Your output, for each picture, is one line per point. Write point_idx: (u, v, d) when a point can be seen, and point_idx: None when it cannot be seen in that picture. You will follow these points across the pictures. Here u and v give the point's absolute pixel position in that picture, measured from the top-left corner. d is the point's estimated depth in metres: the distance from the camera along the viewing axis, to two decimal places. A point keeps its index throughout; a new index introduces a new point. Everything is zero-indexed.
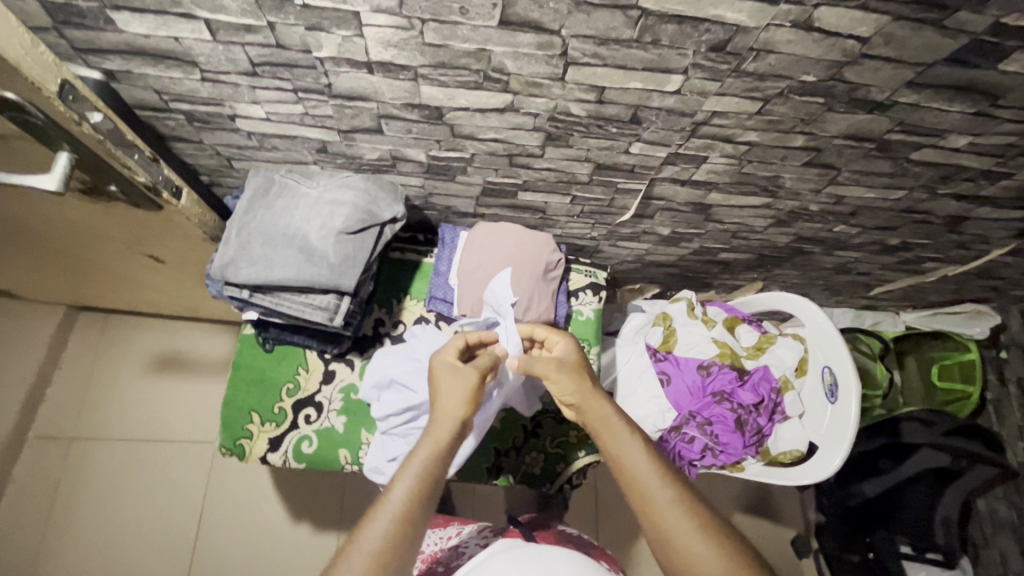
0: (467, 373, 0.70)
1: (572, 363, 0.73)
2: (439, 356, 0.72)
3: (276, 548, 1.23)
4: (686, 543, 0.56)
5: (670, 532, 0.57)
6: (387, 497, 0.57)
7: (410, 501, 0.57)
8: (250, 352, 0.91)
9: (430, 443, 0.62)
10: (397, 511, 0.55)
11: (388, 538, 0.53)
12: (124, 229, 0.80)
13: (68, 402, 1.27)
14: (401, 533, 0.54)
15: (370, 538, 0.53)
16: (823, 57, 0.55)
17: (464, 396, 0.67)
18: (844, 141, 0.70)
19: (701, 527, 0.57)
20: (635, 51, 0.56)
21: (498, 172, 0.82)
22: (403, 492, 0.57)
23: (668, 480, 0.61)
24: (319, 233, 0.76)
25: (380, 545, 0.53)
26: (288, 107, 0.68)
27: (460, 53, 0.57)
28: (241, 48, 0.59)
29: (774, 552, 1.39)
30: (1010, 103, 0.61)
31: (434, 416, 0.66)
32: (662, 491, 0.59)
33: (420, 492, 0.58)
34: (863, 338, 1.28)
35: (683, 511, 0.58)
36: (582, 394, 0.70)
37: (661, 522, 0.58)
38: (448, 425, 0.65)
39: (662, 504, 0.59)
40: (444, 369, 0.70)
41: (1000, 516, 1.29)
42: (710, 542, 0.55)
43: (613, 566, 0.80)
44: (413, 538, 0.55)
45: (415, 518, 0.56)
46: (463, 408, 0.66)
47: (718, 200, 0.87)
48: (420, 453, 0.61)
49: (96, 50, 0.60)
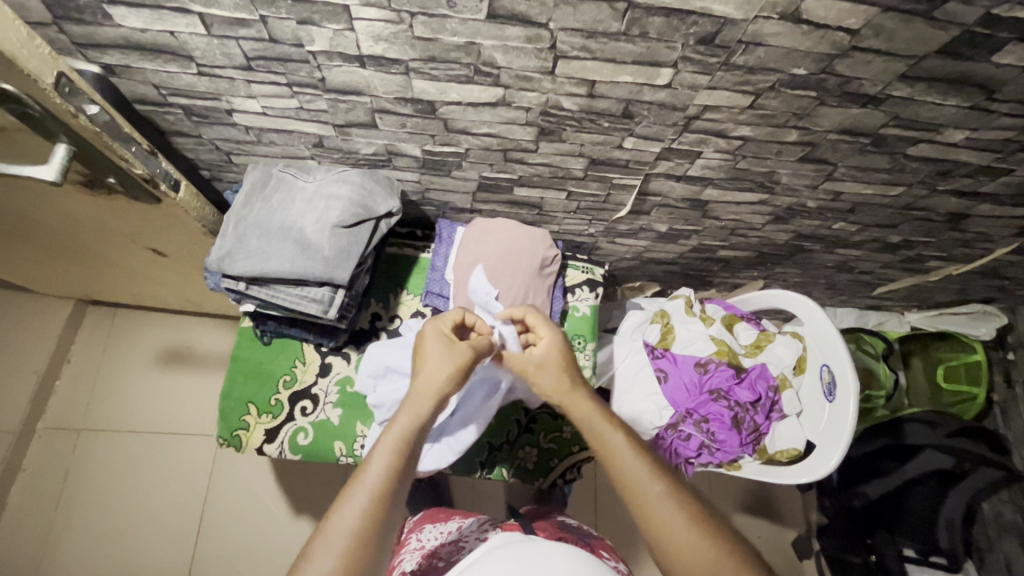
0: (459, 352, 0.68)
1: (553, 358, 0.71)
2: (434, 324, 0.71)
3: (276, 540, 1.25)
4: (674, 536, 0.55)
5: (665, 527, 0.56)
6: (364, 473, 0.55)
7: (386, 477, 0.55)
8: (249, 344, 0.92)
9: (410, 413, 0.62)
10: (374, 488, 0.54)
11: (366, 515, 0.53)
12: (126, 222, 0.82)
13: (76, 394, 1.29)
14: (379, 509, 0.53)
15: (345, 517, 0.52)
16: (812, 50, 0.55)
17: (450, 371, 0.66)
18: (838, 135, 0.69)
19: (694, 520, 0.56)
20: (623, 44, 0.56)
21: (492, 167, 0.82)
22: (380, 468, 0.56)
23: (659, 473, 0.60)
24: (314, 227, 0.77)
25: (357, 525, 0.52)
26: (284, 102, 0.69)
27: (450, 46, 0.58)
28: (235, 42, 0.60)
29: (774, 554, 1.38)
30: (1006, 96, 0.61)
31: (414, 390, 0.64)
32: (653, 484, 0.58)
33: (399, 467, 0.57)
34: (866, 340, 1.25)
35: (674, 504, 0.57)
36: (564, 392, 0.69)
37: (654, 516, 0.57)
38: (430, 400, 0.64)
39: (651, 496, 0.58)
40: (435, 339, 0.68)
41: (1006, 519, 1.27)
42: (701, 533, 0.55)
43: (613, 555, 0.79)
44: (389, 517, 0.54)
45: (394, 494, 0.55)
46: (446, 384, 0.65)
47: (714, 196, 0.87)
48: (397, 425, 0.61)
49: (95, 45, 0.61)
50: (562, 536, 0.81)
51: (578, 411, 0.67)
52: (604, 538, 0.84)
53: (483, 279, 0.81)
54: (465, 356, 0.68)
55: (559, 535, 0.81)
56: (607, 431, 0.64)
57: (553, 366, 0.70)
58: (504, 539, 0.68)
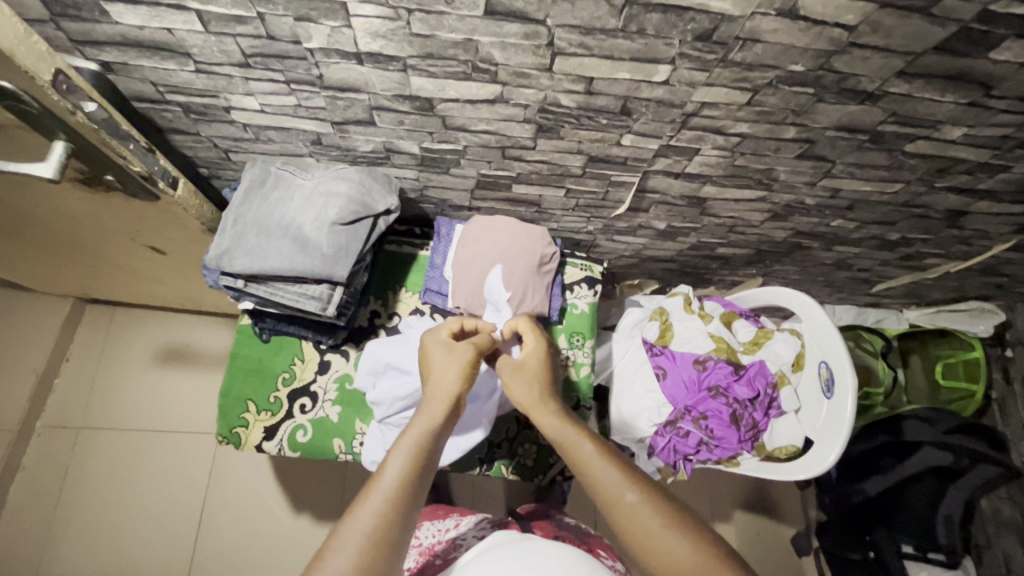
0: (461, 352, 0.70)
1: (531, 368, 0.73)
2: (433, 335, 0.73)
3: (275, 538, 1.25)
4: (655, 543, 0.54)
5: (645, 535, 0.54)
6: (379, 478, 0.55)
7: (405, 478, 0.55)
8: (248, 342, 0.92)
9: (426, 416, 0.62)
10: (390, 489, 0.54)
11: (380, 517, 0.52)
12: (124, 220, 0.82)
13: (76, 392, 1.29)
14: (396, 509, 0.53)
15: (362, 518, 0.51)
16: (810, 46, 0.55)
17: (458, 371, 0.68)
18: (836, 132, 0.69)
19: (674, 526, 0.54)
20: (621, 40, 0.56)
21: (490, 164, 0.82)
22: (398, 469, 0.56)
23: (631, 481, 0.58)
24: (313, 224, 0.77)
25: (373, 524, 0.51)
26: (282, 99, 0.69)
27: (447, 43, 0.58)
28: (233, 39, 0.60)
29: (773, 550, 1.39)
30: (1004, 92, 0.61)
31: (429, 396, 0.65)
32: (626, 492, 0.57)
33: (417, 472, 0.56)
34: (865, 338, 1.26)
35: (648, 511, 0.55)
36: (537, 406, 0.69)
37: (632, 525, 0.55)
38: (445, 403, 0.65)
39: (625, 504, 0.56)
40: (437, 346, 0.71)
41: (1004, 516, 1.28)
42: (679, 539, 0.53)
43: (610, 554, 0.79)
44: (406, 519, 0.53)
45: (411, 496, 0.55)
46: (457, 385, 0.67)
47: (713, 193, 0.87)
48: (411, 429, 0.61)
49: (93, 42, 0.61)
50: (559, 535, 0.81)
51: (549, 427, 0.67)
52: (601, 537, 0.85)
53: (500, 279, 0.90)
54: (468, 354, 0.70)
55: (556, 534, 0.82)
56: (579, 442, 0.63)
57: (529, 379, 0.72)
58: (500, 537, 0.68)
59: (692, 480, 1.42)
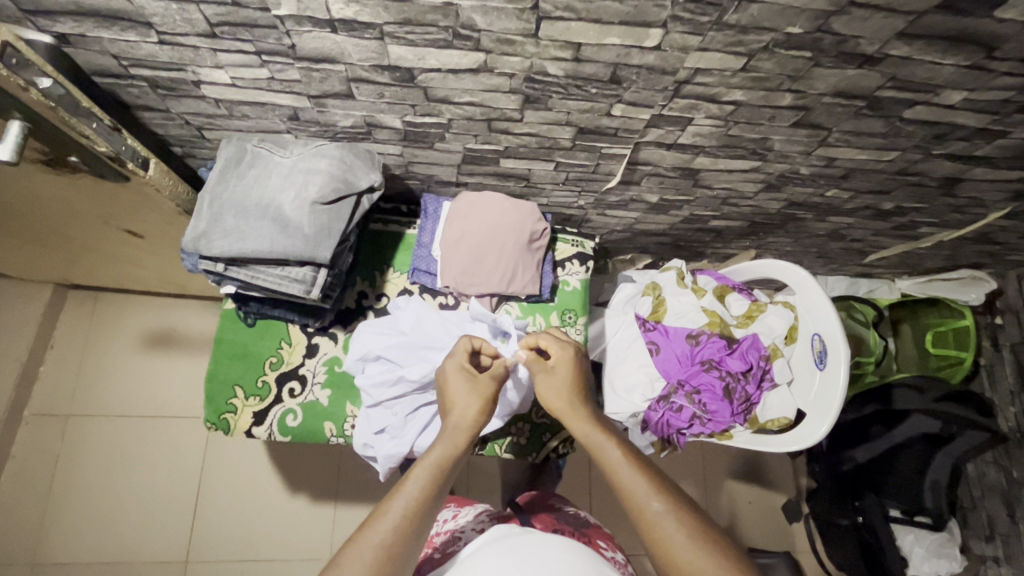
0: (478, 382, 0.70)
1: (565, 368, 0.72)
2: (450, 360, 0.72)
3: (274, 519, 1.25)
4: (675, 552, 0.53)
5: (665, 543, 0.54)
6: (399, 490, 0.55)
7: (422, 493, 0.56)
8: (232, 326, 0.90)
9: (447, 441, 0.62)
10: (405, 505, 0.54)
11: (396, 529, 0.52)
12: (97, 203, 0.78)
13: (62, 380, 1.27)
14: (414, 520, 0.53)
15: (380, 528, 0.52)
16: (807, 6, 0.53)
17: (476, 403, 0.67)
18: (833, 98, 0.67)
19: (696, 535, 0.53)
20: (610, 3, 0.53)
21: (477, 138, 0.79)
22: (417, 482, 0.56)
23: (659, 489, 0.57)
24: (293, 204, 0.74)
25: (387, 536, 0.51)
26: (253, 72, 0.66)
27: (425, 8, 0.54)
28: (196, 7, 0.56)
29: (763, 518, 1.41)
30: (1006, 54, 0.58)
31: (447, 426, 0.65)
32: (655, 502, 0.56)
33: (433, 489, 0.56)
34: (857, 308, 1.23)
35: (673, 521, 0.54)
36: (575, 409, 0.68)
37: (654, 533, 0.55)
38: (466, 433, 0.64)
39: (653, 515, 0.55)
40: (455, 375, 0.71)
41: (989, 479, 1.31)
42: (702, 553, 0.52)
43: (610, 544, 0.80)
44: (421, 530, 0.54)
45: (426, 512, 0.55)
46: (474, 412, 0.66)
47: (707, 164, 0.84)
48: (431, 451, 0.61)
49: (46, 12, 0.57)
50: (558, 528, 0.81)
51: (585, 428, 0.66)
52: (601, 527, 0.85)
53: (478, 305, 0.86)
54: (489, 385, 0.70)
55: (555, 526, 0.81)
56: (612, 450, 0.62)
57: (564, 380, 0.71)
58: (501, 530, 0.67)
59: (685, 451, 1.44)
